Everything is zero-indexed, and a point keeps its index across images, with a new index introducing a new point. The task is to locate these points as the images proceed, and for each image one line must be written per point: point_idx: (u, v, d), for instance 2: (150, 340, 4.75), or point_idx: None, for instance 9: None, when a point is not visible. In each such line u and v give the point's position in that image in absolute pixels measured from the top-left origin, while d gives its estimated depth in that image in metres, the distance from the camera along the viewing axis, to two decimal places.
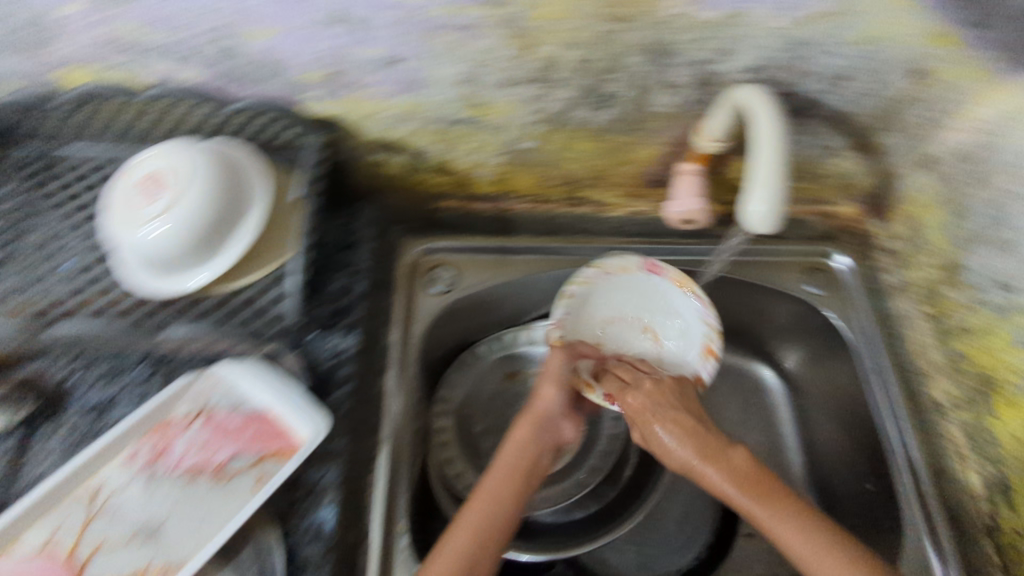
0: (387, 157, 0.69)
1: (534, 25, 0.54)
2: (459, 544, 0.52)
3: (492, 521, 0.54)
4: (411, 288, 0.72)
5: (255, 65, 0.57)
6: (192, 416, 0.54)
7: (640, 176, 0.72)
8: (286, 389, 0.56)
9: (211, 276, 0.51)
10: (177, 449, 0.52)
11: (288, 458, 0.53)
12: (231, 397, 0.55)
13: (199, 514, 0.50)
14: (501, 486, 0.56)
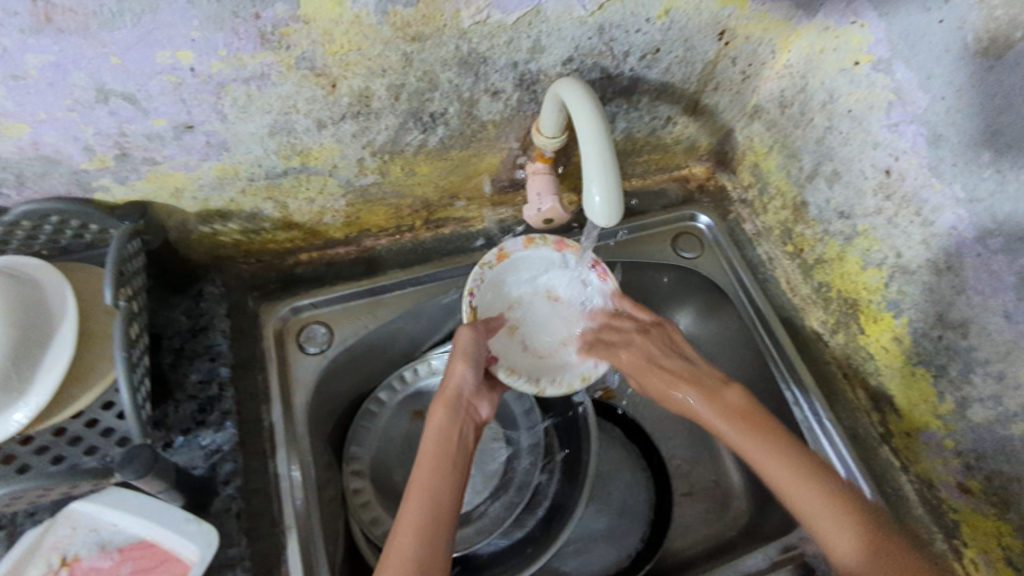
0: (220, 227, 0.62)
1: (332, 60, 0.51)
2: (405, 542, 0.48)
3: (439, 510, 0.51)
4: (283, 354, 0.66)
5: (25, 165, 0.50)
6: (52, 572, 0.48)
7: (493, 185, 0.71)
8: (155, 509, 0.51)
9: (38, 405, 0.46)
10: None
11: None
12: (95, 537, 0.50)
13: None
14: (434, 470, 0.53)
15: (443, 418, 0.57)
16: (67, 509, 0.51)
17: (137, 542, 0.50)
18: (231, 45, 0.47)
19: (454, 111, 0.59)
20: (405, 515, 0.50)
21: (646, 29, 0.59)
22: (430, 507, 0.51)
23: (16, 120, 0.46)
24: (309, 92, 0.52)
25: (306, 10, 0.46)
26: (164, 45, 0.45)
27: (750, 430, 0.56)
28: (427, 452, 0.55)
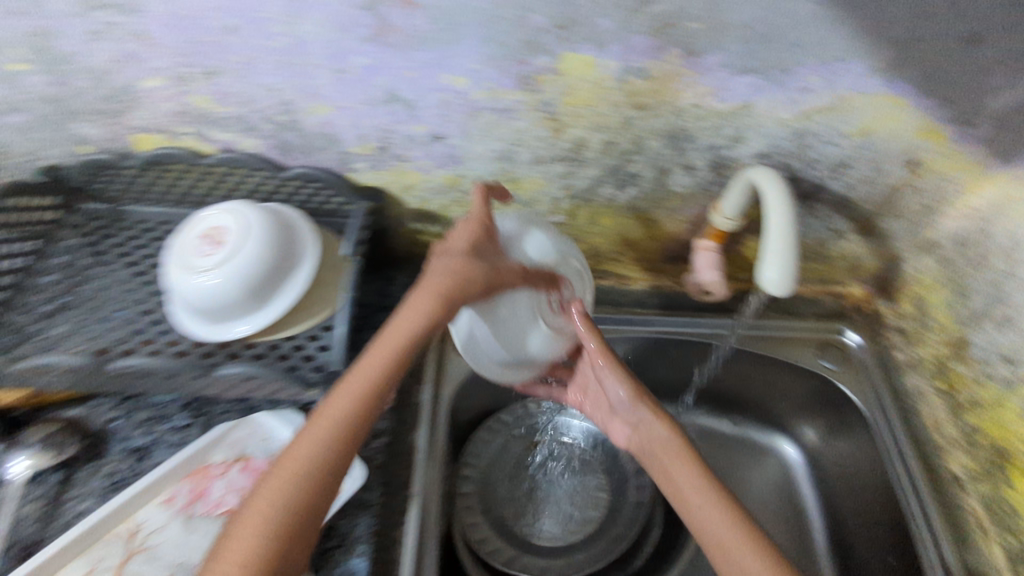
0: (425, 227, 0.73)
1: (566, 109, 0.61)
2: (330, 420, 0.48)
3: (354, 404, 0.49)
4: (443, 350, 0.74)
5: (314, 138, 0.63)
6: (230, 462, 0.57)
7: (661, 252, 0.77)
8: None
9: (259, 324, 0.56)
10: (215, 491, 0.55)
11: (321, 505, 0.55)
12: (268, 445, 0.59)
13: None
14: (377, 357, 0.51)
15: (412, 311, 0.53)
16: (256, 417, 0.60)
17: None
18: (497, 80, 0.58)
19: (648, 176, 0.68)
20: (345, 394, 0.50)
21: (840, 142, 0.64)
22: (373, 399, 0.51)
23: (325, 102, 0.60)
24: (539, 132, 0.63)
25: (564, 65, 0.57)
26: (450, 70, 0.57)
27: (713, 503, 0.51)
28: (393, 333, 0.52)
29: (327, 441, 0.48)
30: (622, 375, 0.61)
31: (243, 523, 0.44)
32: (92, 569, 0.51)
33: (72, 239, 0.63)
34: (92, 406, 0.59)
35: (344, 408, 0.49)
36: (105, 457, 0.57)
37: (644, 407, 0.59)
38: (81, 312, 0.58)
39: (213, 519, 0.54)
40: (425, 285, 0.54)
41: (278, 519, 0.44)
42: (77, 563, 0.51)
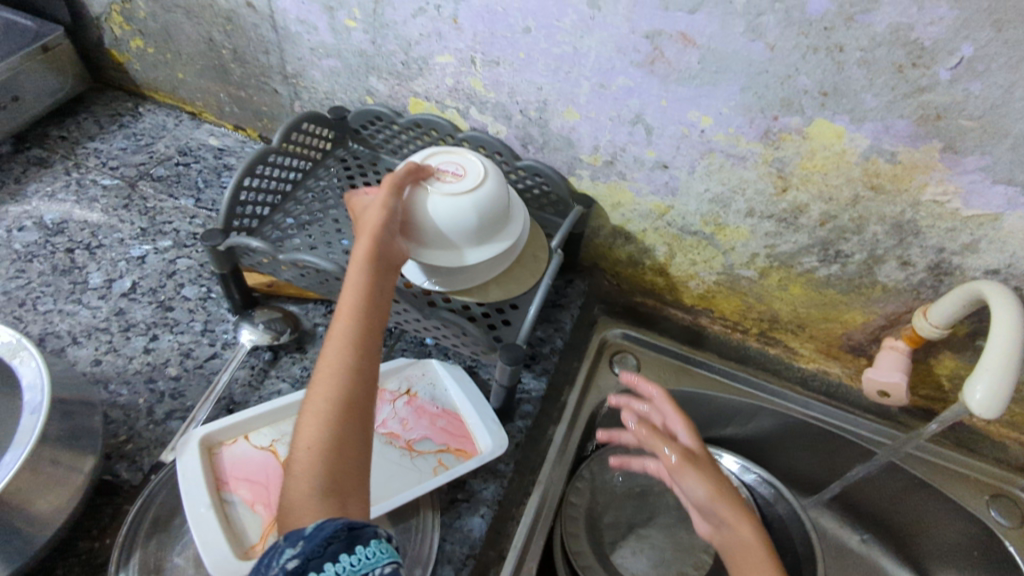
0: (618, 245, 0.77)
1: (798, 171, 0.62)
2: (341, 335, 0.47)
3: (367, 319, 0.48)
4: (597, 363, 0.78)
5: (555, 138, 0.70)
6: (399, 394, 0.64)
7: (840, 339, 0.75)
8: (478, 400, 0.64)
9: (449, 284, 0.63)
10: (383, 412, 0.62)
11: (467, 458, 0.60)
12: (434, 390, 0.65)
13: (387, 473, 0.57)
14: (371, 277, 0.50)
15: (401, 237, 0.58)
16: (428, 364, 0.67)
17: (453, 414, 0.63)
18: (740, 128, 0.61)
19: (859, 257, 0.66)
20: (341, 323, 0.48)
21: None
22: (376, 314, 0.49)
23: (577, 110, 0.66)
24: (762, 185, 0.64)
25: (812, 129, 0.58)
26: (699, 107, 0.61)
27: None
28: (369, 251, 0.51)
29: (349, 339, 0.47)
30: (708, 476, 0.54)
31: (308, 409, 0.45)
32: (273, 443, 0.56)
33: (337, 170, 0.75)
34: (307, 308, 0.69)
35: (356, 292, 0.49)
36: (306, 353, 0.66)
37: (719, 505, 0.52)
38: (325, 227, 0.68)
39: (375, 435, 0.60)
40: (364, 228, 0.53)
41: (328, 396, 0.45)
42: (266, 429, 0.57)
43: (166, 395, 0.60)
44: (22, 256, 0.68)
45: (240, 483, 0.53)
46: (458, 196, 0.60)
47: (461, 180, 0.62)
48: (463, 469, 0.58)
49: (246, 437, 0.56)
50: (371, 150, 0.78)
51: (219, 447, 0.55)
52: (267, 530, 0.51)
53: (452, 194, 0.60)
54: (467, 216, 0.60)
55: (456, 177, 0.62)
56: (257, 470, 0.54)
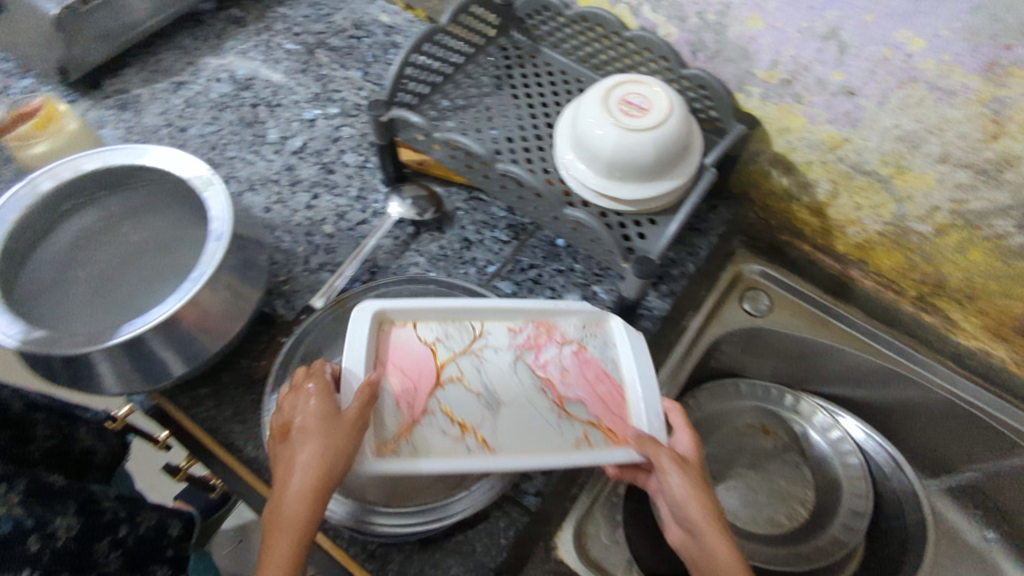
0: (775, 175, 0.72)
1: (1017, 116, 0.53)
2: (270, 522, 0.42)
3: (302, 500, 0.42)
4: (728, 295, 0.75)
5: (729, 46, 0.65)
6: (569, 339, 0.56)
7: (1015, 320, 0.66)
8: (647, 377, 0.54)
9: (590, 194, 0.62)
10: (548, 353, 0.55)
11: (618, 445, 0.51)
12: (609, 351, 0.56)
13: (529, 425, 0.51)
14: (310, 455, 0.43)
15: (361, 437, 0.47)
16: (608, 317, 0.57)
17: (617, 384, 0.54)
18: (959, 55, 0.52)
19: None
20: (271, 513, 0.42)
21: None
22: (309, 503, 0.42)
23: (762, 17, 0.60)
24: (967, 128, 0.56)
25: None
26: (913, 27, 0.53)
27: None
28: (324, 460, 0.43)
29: (283, 528, 0.41)
30: (695, 485, 0.46)
31: None
32: (437, 342, 0.54)
33: (496, 58, 0.75)
34: (449, 190, 0.73)
35: (292, 483, 0.42)
36: (443, 233, 0.70)
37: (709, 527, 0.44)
38: (478, 113, 0.69)
39: (532, 375, 0.54)
40: (288, 450, 0.44)
41: None
42: (433, 325, 0.55)
43: (322, 247, 0.66)
44: (217, 105, 0.76)
45: (397, 372, 0.52)
46: (640, 132, 0.59)
47: (646, 116, 0.60)
48: (606, 457, 0.49)
49: (413, 326, 0.55)
50: (531, 41, 0.77)
51: (389, 327, 0.54)
52: (402, 434, 0.49)
53: (638, 128, 0.59)
54: (644, 151, 0.59)
55: (640, 111, 0.61)
56: (416, 363, 0.53)
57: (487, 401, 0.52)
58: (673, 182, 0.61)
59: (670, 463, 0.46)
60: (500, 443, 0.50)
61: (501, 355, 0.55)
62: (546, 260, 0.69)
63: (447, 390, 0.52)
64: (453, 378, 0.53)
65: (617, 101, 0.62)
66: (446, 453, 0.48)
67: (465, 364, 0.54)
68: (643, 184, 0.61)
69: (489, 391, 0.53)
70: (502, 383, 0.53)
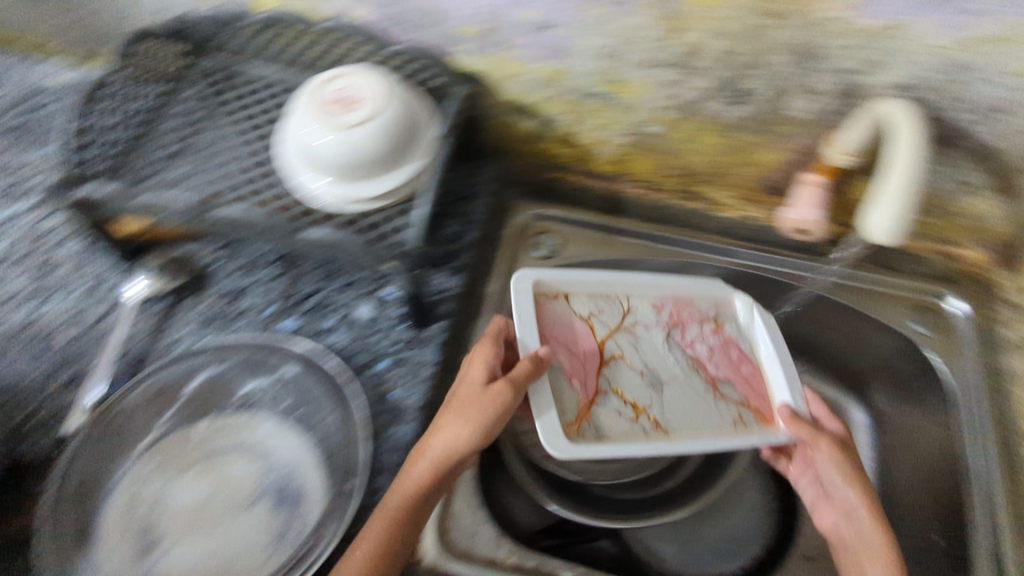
0: (519, 121, 0.72)
1: (685, 9, 0.56)
2: (414, 473, 0.52)
3: (451, 454, 0.52)
4: (517, 245, 0.76)
5: (420, 12, 0.63)
6: (707, 317, 0.68)
7: (759, 182, 0.72)
8: (787, 360, 0.64)
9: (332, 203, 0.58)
10: (692, 333, 0.67)
11: (770, 426, 0.61)
12: (749, 338, 0.67)
13: (691, 403, 0.62)
14: (470, 405, 0.53)
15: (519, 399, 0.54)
16: (747, 298, 0.69)
17: (757, 365, 0.65)
18: None
19: (763, 94, 0.62)
20: (418, 456, 0.53)
21: (1001, 81, 0.55)
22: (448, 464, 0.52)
23: None
24: (653, 31, 0.58)
25: None
26: None
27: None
28: (471, 432, 0.52)
29: (417, 484, 0.52)
30: (847, 470, 0.59)
31: (356, 544, 0.50)
32: (592, 315, 0.64)
33: (198, 89, 0.67)
34: (195, 245, 0.67)
35: (441, 438, 0.52)
36: (203, 294, 0.65)
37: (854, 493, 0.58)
38: (196, 158, 0.63)
39: (684, 353, 0.65)
40: (456, 402, 0.54)
41: (388, 549, 0.50)
42: (585, 288, 0.65)
43: (66, 361, 0.60)
44: None
45: (562, 347, 0.61)
46: (355, 128, 0.55)
47: (358, 108, 0.56)
48: (767, 437, 0.59)
49: (567, 299, 0.64)
50: (229, 57, 0.69)
51: (548, 296, 0.63)
52: (582, 416, 0.58)
53: (351, 124, 0.55)
54: (367, 146, 0.56)
55: (351, 103, 0.56)
56: (579, 339, 0.62)
57: (651, 379, 0.63)
58: (414, 163, 0.59)
59: (848, 480, 0.59)
60: (670, 423, 0.60)
61: (631, 312, 0.66)
62: (325, 281, 0.67)
63: (614, 366, 0.62)
64: (637, 371, 0.63)
65: (327, 99, 0.57)
66: (626, 433, 0.58)
67: (611, 305, 0.66)
68: (382, 178, 0.58)
69: (648, 367, 0.64)
70: (682, 373, 0.64)
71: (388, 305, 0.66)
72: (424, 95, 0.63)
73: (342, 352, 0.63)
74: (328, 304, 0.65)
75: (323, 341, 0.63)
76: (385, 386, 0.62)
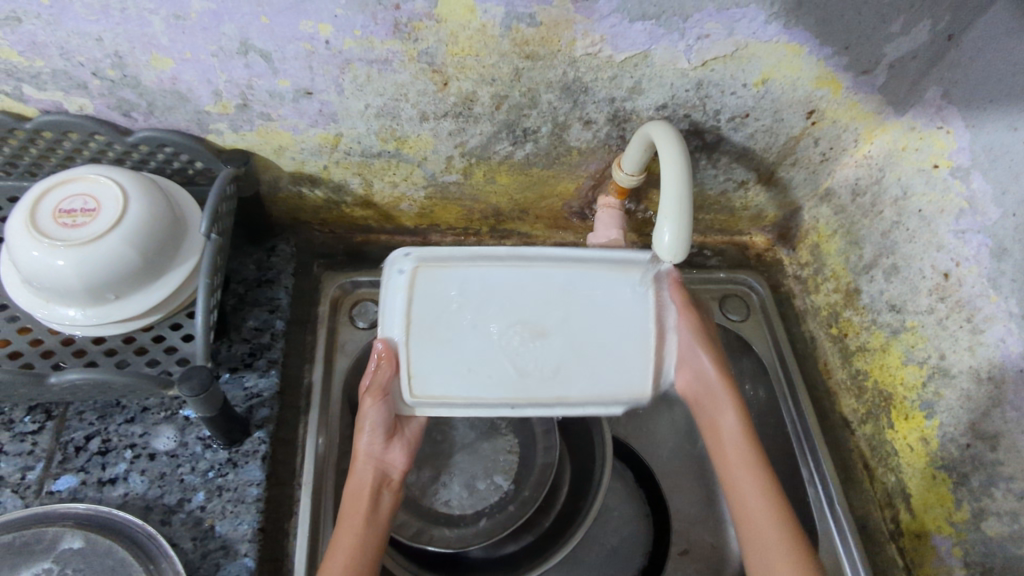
0: (308, 191, 0.67)
1: (450, 60, 0.54)
2: (354, 508, 0.57)
3: (365, 481, 0.58)
4: (335, 323, 0.70)
5: (157, 96, 0.54)
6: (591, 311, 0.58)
7: (563, 210, 0.74)
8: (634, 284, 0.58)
9: (89, 324, 0.50)
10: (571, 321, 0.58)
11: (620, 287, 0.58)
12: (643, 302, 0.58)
13: (543, 303, 0.58)
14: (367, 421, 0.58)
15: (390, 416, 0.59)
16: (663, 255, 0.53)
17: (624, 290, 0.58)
18: (366, 28, 0.50)
19: (546, 130, 0.63)
20: (353, 493, 0.57)
21: (740, 93, 0.61)
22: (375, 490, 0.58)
23: (164, 54, 0.51)
24: (421, 85, 0.56)
25: (440, 11, 0.50)
26: (310, 15, 0.49)
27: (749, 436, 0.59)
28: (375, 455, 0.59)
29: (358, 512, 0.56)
30: (692, 331, 0.60)
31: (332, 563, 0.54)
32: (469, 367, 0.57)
33: None
34: None
35: (359, 477, 0.58)
36: None
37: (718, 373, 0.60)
38: None
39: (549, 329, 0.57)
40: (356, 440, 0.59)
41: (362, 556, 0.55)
42: (392, 325, 0.57)
43: None
44: None
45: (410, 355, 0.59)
46: (97, 241, 0.48)
47: (96, 218, 0.49)
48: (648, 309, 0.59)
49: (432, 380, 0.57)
50: None
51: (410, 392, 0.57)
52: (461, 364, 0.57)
53: (91, 237, 0.48)
54: (117, 259, 0.48)
55: (88, 215, 0.49)
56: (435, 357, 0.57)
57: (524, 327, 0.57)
58: (187, 262, 0.53)
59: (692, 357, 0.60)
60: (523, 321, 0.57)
61: (484, 329, 0.57)
62: (105, 417, 0.56)
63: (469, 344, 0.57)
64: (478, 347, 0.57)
65: (56, 214, 0.49)
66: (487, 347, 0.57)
67: (458, 300, 0.57)
68: (146, 288, 0.51)
69: (517, 324, 0.57)
70: (562, 346, 0.57)
71: (193, 426, 0.57)
72: (183, 191, 0.57)
73: (143, 498, 0.53)
74: (113, 444, 0.55)
75: (115, 491, 0.53)
76: (205, 522, 0.53)
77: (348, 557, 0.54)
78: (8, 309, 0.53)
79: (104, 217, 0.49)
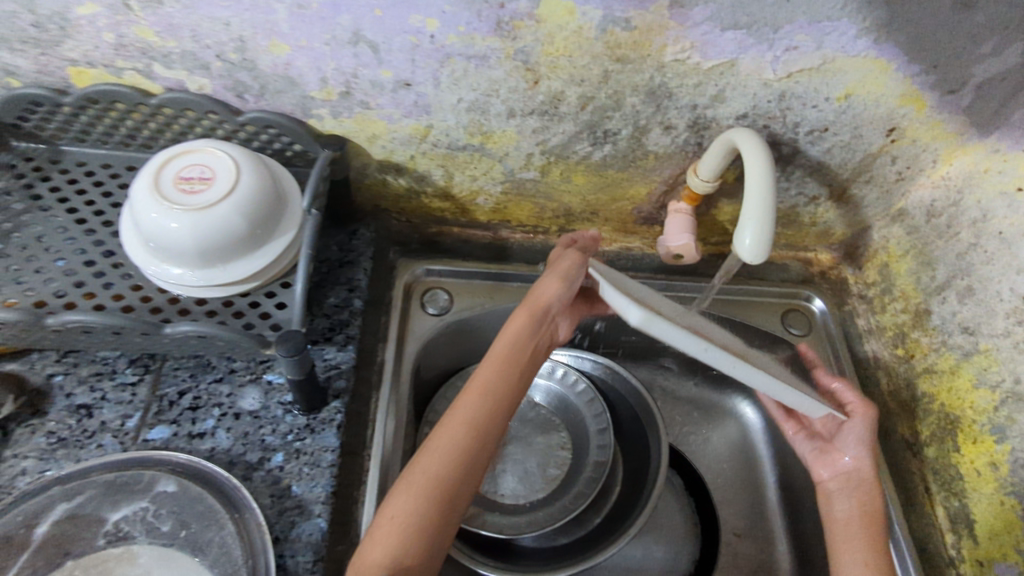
0: (392, 179, 0.70)
1: (543, 60, 0.57)
2: (491, 372, 0.57)
3: (526, 343, 0.59)
4: (407, 307, 0.73)
5: (270, 80, 0.58)
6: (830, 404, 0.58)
7: (632, 214, 0.76)
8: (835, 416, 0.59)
9: (195, 284, 0.54)
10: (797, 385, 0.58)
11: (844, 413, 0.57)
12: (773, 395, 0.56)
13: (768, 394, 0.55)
14: (564, 274, 0.62)
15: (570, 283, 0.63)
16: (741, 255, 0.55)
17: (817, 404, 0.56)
18: (471, 24, 0.53)
19: (625, 133, 0.65)
20: (500, 348, 0.59)
21: (822, 106, 0.62)
22: (528, 351, 0.59)
23: (282, 40, 0.55)
24: (514, 82, 0.59)
25: (541, 11, 0.53)
26: (420, 10, 0.52)
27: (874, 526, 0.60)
28: (550, 303, 0.61)
29: (495, 382, 0.57)
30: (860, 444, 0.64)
31: (450, 424, 0.54)
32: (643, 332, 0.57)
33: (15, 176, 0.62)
34: (36, 359, 0.58)
35: (510, 342, 0.59)
36: (48, 413, 0.56)
37: (864, 471, 0.63)
38: (28, 249, 0.57)
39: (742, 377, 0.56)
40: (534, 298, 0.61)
41: (479, 422, 0.55)
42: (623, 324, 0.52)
43: None
44: None
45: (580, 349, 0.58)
46: (212, 209, 0.51)
47: (212, 187, 0.53)
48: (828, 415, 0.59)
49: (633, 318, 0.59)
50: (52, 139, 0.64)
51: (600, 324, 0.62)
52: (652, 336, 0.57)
53: (207, 205, 0.51)
54: (229, 226, 0.52)
55: (205, 183, 0.53)
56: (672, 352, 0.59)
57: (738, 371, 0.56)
58: (287, 235, 0.57)
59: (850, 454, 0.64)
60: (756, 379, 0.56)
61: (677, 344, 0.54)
62: (196, 376, 0.60)
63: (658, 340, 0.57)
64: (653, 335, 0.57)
65: (176, 181, 0.53)
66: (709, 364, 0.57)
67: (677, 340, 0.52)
68: (249, 255, 0.55)
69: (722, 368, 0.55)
70: None
71: (275, 391, 0.60)
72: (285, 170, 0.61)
73: (227, 452, 0.56)
74: (203, 401, 0.58)
75: (203, 444, 0.56)
76: (283, 481, 0.55)
77: (466, 423, 0.54)
78: (122, 267, 0.57)
79: (219, 187, 0.52)
